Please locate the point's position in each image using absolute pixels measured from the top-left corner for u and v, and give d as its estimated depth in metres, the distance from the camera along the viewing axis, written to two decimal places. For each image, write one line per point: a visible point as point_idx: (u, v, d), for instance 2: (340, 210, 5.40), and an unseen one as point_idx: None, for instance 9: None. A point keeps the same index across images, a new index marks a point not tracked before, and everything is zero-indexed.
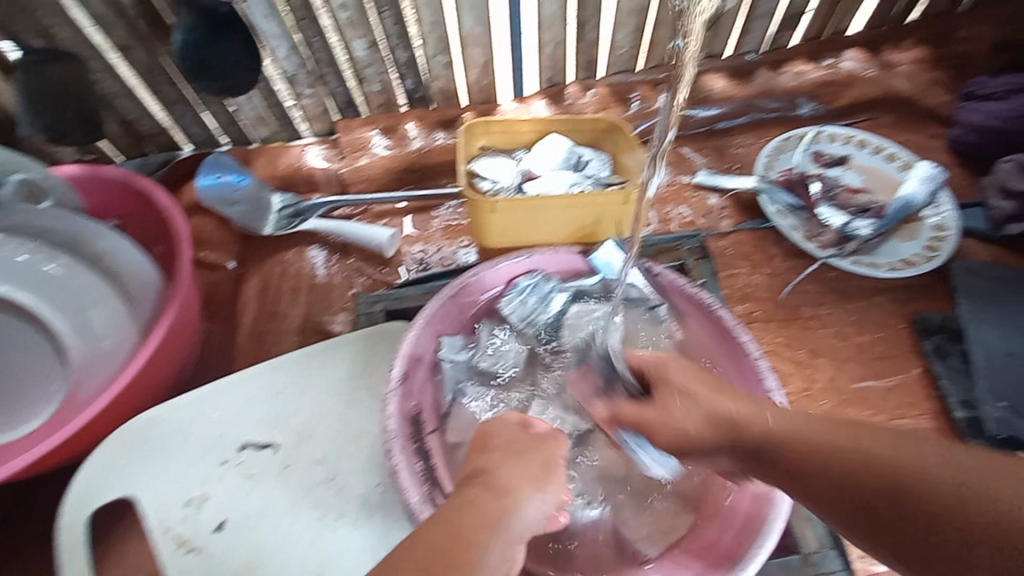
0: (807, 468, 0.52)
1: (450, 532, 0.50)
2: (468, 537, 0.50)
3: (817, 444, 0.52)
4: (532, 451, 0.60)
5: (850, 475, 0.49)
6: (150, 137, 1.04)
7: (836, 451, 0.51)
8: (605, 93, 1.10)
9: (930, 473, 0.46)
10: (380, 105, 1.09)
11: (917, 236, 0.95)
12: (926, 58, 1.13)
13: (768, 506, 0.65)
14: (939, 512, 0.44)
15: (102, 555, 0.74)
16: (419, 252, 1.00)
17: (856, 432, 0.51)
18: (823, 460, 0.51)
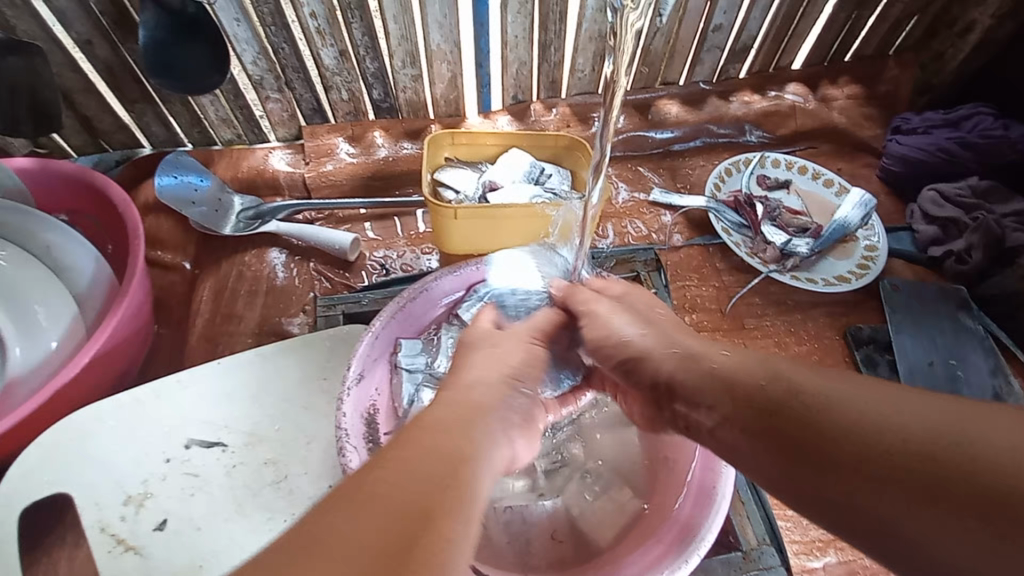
0: (776, 425, 0.49)
1: (430, 450, 0.45)
2: (448, 459, 0.45)
3: (752, 381, 0.52)
4: (480, 379, 0.54)
5: (801, 412, 0.48)
6: (108, 133, 1.03)
7: (782, 391, 0.50)
8: (567, 112, 1.16)
9: (883, 417, 0.44)
10: (348, 113, 1.10)
11: (850, 255, 1.03)
12: (859, 95, 1.23)
13: (704, 513, 0.67)
14: (916, 471, 0.41)
15: (31, 558, 0.71)
16: (382, 257, 1.01)
17: (826, 391, 0.48)
18: (793, 414, 0.48)
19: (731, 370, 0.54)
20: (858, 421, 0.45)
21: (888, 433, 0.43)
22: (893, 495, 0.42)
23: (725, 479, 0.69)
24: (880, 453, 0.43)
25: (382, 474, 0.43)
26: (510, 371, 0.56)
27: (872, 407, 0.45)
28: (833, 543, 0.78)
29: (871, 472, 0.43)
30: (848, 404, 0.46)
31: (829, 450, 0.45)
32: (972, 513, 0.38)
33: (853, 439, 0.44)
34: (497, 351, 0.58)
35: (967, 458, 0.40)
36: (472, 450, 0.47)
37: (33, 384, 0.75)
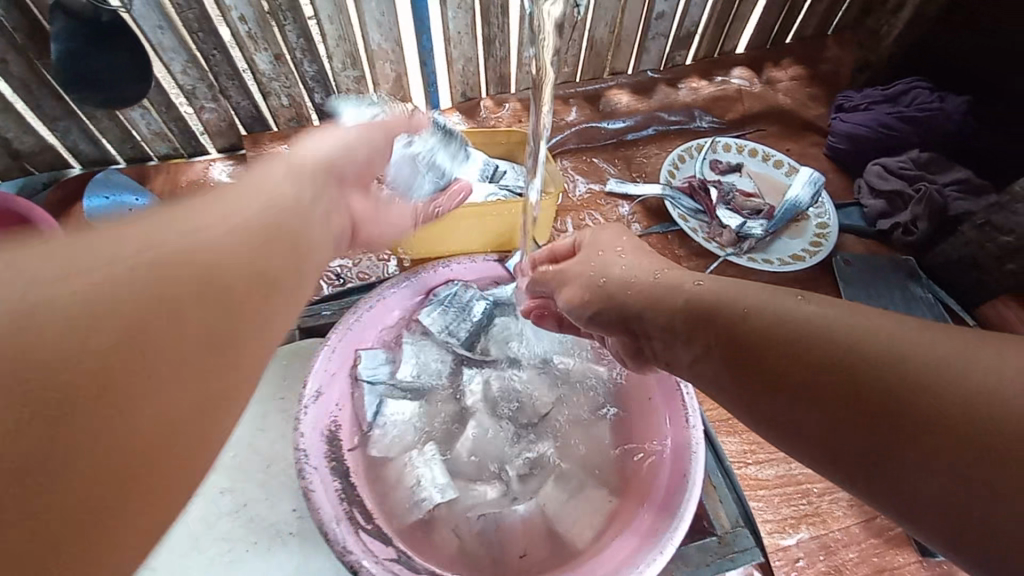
0: (767, 355, 0.48)
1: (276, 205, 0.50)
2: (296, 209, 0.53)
3: (736, 307, 0.51)
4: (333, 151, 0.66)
5: (777, 338, 0.48)
6: (32, 155, 0.96)
7: (778, 320, 0.49)
8: (518, 107, 1.14)
9: (892, 348, 0.42)
10: (291, 120, 1.06)
11: (803, 234, 1.05)
12: (802, 76, 1.26)
13: (678, 495, 0.68)
14: (909, 410, 0.40)
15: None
16: (337, 266, 0.98)
17: (831, 321, 0.46)
18: (789, 342, 0.47)
19: (726, 317, 0.52)
20: (861, 354, 0.43)
21: (892, 366, 0.41)
22: (859, 419, 0.42)
23: (696, 463, 0.70)
24: (847, 377, 0.43)
25: (78, 292, 0.32)
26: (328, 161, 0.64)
27: (852, 332, 0.44)
28: (805, 519, 0.79)
29: (840, 396, 0.43)
30: (827, 328, 0.46)
31: (801, 373, 0.46)
32: (936, 442, 0.38)
33: (822, 363, 0.44)
34: (326, 142, 0.66)
35: (935, 383, 0.39)
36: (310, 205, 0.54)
37: None
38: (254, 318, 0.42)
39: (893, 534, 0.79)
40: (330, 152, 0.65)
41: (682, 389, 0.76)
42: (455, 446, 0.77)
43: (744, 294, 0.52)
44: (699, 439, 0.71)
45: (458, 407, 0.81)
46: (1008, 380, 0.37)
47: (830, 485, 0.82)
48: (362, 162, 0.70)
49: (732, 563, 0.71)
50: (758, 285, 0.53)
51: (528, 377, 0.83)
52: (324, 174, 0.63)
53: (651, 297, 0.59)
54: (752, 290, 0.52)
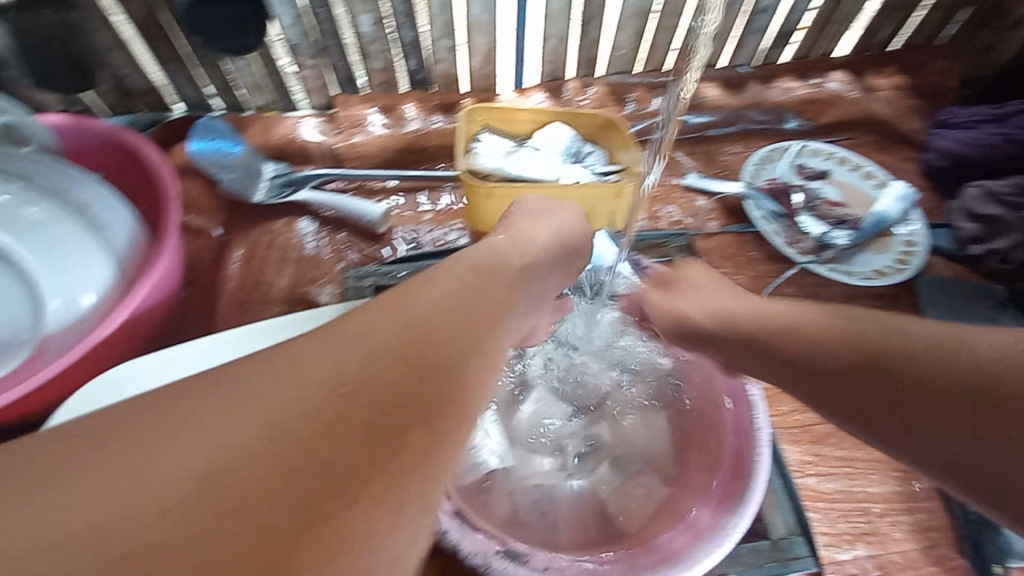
0: (816, 368, 0.58)
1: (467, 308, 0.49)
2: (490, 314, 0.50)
3: (767, 320, 0.64)
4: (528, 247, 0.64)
5: (760, 343, 0.64)
6: (140, 95, 1.02)
7: (829, 335, 0.58)
8: (603, 92, 1.13)
9: (919, 356, 0.52)
10: (382, 84, 1.09)
11: (888, 250, 1.01)
12: (902, 86, 1.20)
13: (743, 489, 0.66)
14: (930, 398, 0.50)
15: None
16: (411, 231, 1.00)
17: (868, 337, 0.56)
18: (836, 353, 0.57)
19: (777, 332, 0.63)
20: (893, 359, 0.54)
21: (916, 370, 0.52)
22: (878, 398, 0.54)
23: (761, 467, 0.66)
24: (865, 370, 0.55)
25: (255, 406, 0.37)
26: (528, 260, 0.62)
27: (870, 335, 0.56)
28: (862, 537, 0.77)
29: (868, 386, 0.54)
30: (873, 341, 0.55)
31: (829, 374, 0.57)
32: (935, 405, 0.50)
33: (809, 359, 0.59)
34: (529, 236, 0.66)
35: (941, 366, 0.51)
36: (495, 282, 0.54)
37: (64, 343, 0.74)
38: (399, 423, 0.39)
39: (955, 564, 0.76)
40: (526, 249, 0.63)
41: (752, 388, 0.71)
42: (514, 421, 0.78)
43: (783, 313, 0.64)
44: (765, 441, 0.68)
45: (523, 380, 0.81)
46: (946, 352, 0.51)
47: (892, 508, 0.79)
48: (547, 246, 0.66)
49: (785, 569, 0.70)
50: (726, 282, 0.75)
51: (589, 359, 0.84)
52: (517, 284, 0.57)
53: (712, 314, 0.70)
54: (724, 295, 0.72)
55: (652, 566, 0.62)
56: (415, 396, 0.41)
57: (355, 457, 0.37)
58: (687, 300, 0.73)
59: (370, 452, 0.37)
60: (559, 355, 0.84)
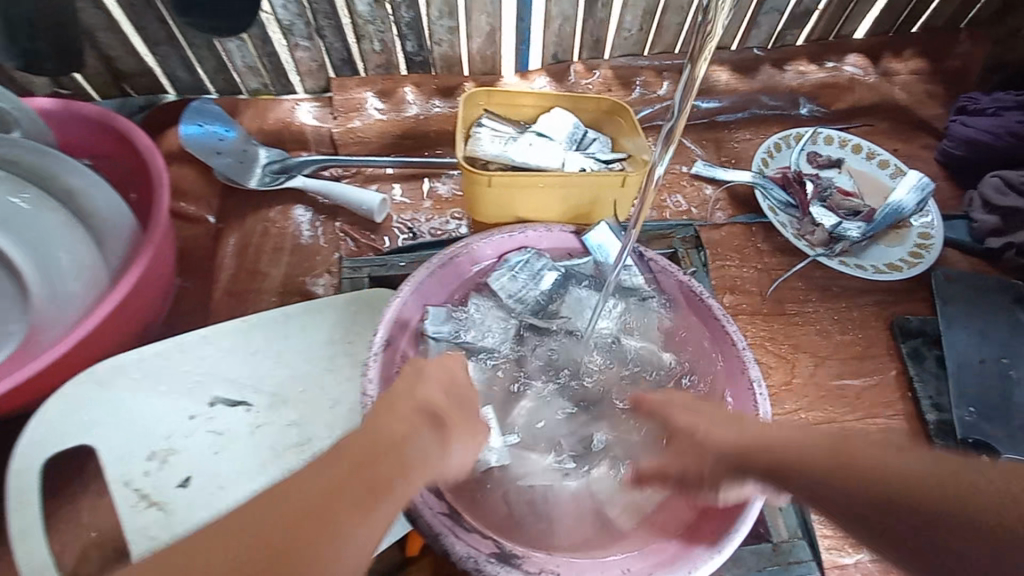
0: (796, 482, 0.50)
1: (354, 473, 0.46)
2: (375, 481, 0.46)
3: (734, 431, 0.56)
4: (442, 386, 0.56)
5: (766, 467, 0.52)
6: (133, 77, 0.99)
7: (808, 445, 0.51)
8: (609, 75, 1.09)
9: (911, 468, 0.44)
10: (379, 66, 1.05)
11: (903, 242, 0.97)
12: (923, 70, 1.15)
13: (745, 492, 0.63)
14: (943, 513, 0.41)
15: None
16: (410, 220, 0.98)
17: (848, 444, 0.49)
18: (807, 471, 0.49)
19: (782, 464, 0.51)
20: (882, 469, 0.45)
21: (911, 481, 0.44)
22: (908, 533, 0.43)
23: None
24: (873, 496, 0.45)
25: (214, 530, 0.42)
26: (432, 410, 0.53)
27: (869, 459, 0.47)
28: None
29: (896, 530, 0.43)
30: (849, 449, 0.48)
31: (843, 503, 0.46)
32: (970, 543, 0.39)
33: (807, 482, 0.49)
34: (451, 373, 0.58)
35: (983, 507, 0.40)
36: (379, 466, 0.47)
37: (55, 334, 0.73)
38: None
39: None
40: (439, 394, 0.55)
41: (756, 388, 0.71)
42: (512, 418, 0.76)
43: (779, 434, 0.54)
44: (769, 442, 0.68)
45: (522, 375, 0.79)
46: (958, 473, 0.42)
47: None
48: (444, 403, 0.54)
49: (786, 574, 0.68)
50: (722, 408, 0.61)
51: (591, 355, 0.81)
52: (421, 436, 0.50)
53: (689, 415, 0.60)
54: (710, 416, 0.60)
55: (650, 570, 0.62)
56: (341, 503, 0.44)
57: (296, 539, 0.41)
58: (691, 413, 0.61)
59: None
60: (559, 349, 0.81)
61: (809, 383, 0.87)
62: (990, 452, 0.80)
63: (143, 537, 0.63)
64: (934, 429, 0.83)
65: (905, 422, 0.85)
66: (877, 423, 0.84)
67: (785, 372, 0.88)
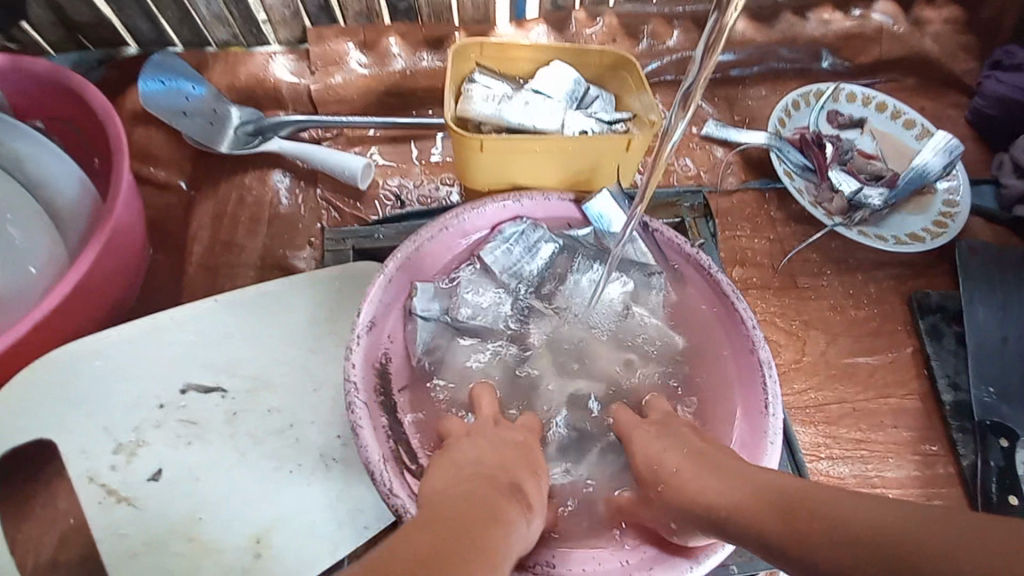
0: (761, 541, 0.46)
1: (469, 519, 0.45)
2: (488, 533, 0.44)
3: (707, 475, 0.52)
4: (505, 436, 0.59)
5: (731, 527, 0.49)
6: (87, 28, 0.89)
7: (777, 496, 0.47)
8: (615, 23, 0.99)
9: (874, 523, 0.40)
10: (360, 14, 0.96)
11: (927, 210, 0.90)
12: (957, 19, 1.05)
13: None
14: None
15: (8, 510, 0.66)
16: (396, 186, 0.91)
17: (820, 494, 0.45)
18: (769, 528, 0.46)
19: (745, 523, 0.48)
20: (848, 526, 0.41)
21: (878, 539, 0.39)
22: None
23: None
24: (828, 555, 0.41)
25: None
26: (502, 466, 0.53)
27: (825, 513, 0.43)
28: None
29: None
30: (824, 501, 0.44)
31: (803, 566, 0.43)
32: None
33: (767, 536, 0.46)
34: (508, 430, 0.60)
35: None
36: (492, 516, 0.46)
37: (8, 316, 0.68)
38: None
39: None
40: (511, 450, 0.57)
41: (766, 371, 0.67)
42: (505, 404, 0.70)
43: (736, 484, 0.50)
44: (777, 429, 0.64)
45: (517, 355, 0.73)
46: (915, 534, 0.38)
47: (907, 496, 0.75)
48: (506, 455, 0.56)
49: None
50: (695, 441, 0.57)
51: (592, 333, 0.75)
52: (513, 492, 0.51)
53: (663, 447, 0.57)
54: (680, 454, 0.56)
55: (650, 563, 0.58)
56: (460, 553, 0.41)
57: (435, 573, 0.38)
58: (660, 443, 0.58)
59: None
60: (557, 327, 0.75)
61: (819, 361, 0.83)
62: (1008, 436, 0.76)
63: (113, 534, 0.60)
64: (949, 410, 0.79)
65: (919, 402, 0.81)
66: (889, 403, 0.80)
67: (794, 350, 0.83)
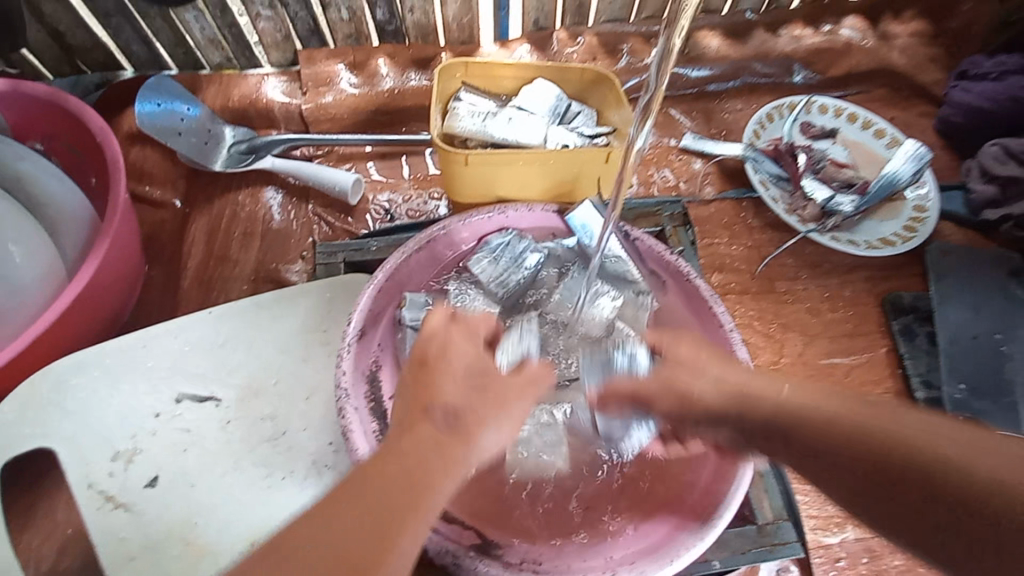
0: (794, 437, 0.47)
1: (405, 466, 0.45)
2: (421, 482, 0.44)
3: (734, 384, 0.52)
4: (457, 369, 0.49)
5: (748, 416, 0.51)
6: (84, 53, 0.93)
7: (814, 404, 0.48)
8: (594, 42, 1.03)
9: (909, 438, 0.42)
10: (349, 37, 0.99)
11: (898, 215, 0.93)
12: (922, 33, 1.10)
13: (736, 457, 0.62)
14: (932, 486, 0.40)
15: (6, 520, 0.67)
16: (386, 201, 0.93)
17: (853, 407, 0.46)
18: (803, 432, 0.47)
19: (788, 421, 0.48)
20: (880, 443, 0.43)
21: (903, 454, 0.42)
22: (897, 505, 0.42)
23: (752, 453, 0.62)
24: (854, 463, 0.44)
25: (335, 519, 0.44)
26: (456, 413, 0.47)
27: (889, 434, 0.43)
28: (852, 520, 0.75)
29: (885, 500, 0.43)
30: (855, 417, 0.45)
31: (824, 463, 0.46)
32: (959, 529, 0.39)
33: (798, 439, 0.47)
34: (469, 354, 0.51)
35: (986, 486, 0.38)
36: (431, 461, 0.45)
37: (10, 330, 0.70)
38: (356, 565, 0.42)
39: None
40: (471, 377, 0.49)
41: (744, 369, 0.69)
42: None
43: (768, 393, 0.51)
44: None
45: None
46: (991, 466, 0.39)
47: None
48: (470, 400, 0.48)
49: (772, 554, 0.67)
50: (703, 372, 0.54)
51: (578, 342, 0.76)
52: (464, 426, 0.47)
53: (700, 374, 0.54)
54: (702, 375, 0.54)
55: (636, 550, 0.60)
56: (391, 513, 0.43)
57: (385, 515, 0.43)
58: (689, 372, 0.54)
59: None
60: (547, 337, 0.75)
61: (797, 362, 0.85)
62: None
63: (111, 539, 0.62)
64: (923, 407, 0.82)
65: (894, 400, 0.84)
66: None
67: (772, 353, 0.86)
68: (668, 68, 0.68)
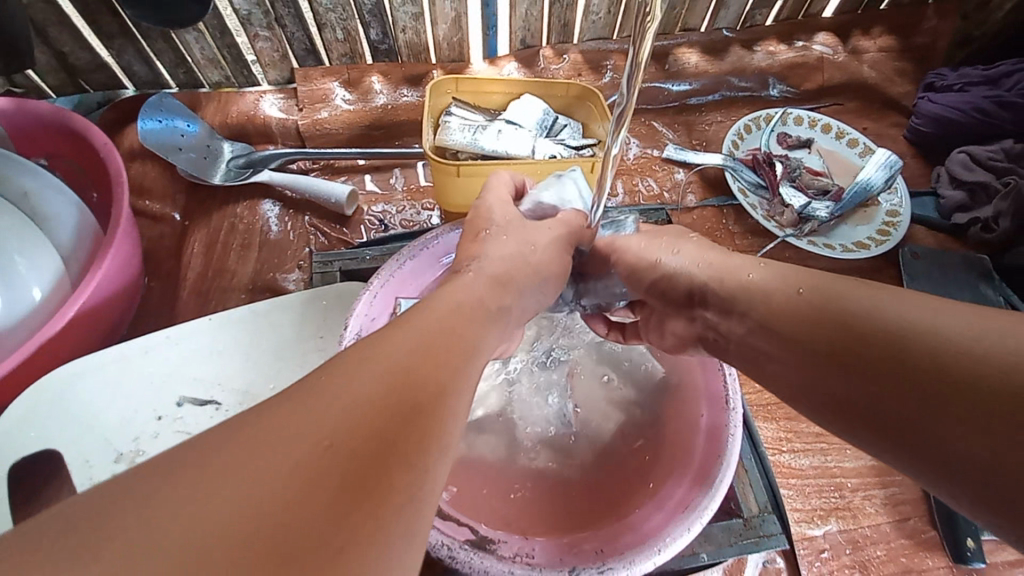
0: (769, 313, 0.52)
1: (435, 329, 0.42)
2: (456, 342, 0.42)
3: (709, 271, 0.58)
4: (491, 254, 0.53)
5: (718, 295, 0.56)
6: (87, 73, 0.96)
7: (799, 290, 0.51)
8: (579, 59, 1.08)
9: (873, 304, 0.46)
10: (344, 56, 1.04)
11: (872, 220, 0.98)
12: (891, 48, 1.16)
13: (721, 445, 0.63)
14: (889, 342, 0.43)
15: None
16: (380, 212, 0.97)
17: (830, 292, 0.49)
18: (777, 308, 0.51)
19: (754, 298, 0.53)
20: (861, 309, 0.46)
21: (873, 315, 0.45)
22: (860, 384, 0.44)
23: (734, 446, 0.62)
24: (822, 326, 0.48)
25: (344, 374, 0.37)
26: (485, 293, 0.49)
27: (858, 310, 0.46)
28: (834, 512, 0.78)
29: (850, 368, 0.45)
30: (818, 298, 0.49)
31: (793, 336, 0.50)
32: (911, 393, 0.41)
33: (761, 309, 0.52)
34: (498, 243, 0.56)
35: (933, 346, 0.41)
36: (463, 322, 0.44)
37: (14, 339, 0.72)
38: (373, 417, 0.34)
39: (927, 537, 0.78)
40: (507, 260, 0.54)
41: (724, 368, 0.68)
42: (482, 439, 0.70)
43: (757, 277, 0.54)
44: (738, 421, 0.64)
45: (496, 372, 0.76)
46: (955, 335, 0.41)
47: (865, 483, 0.80)
48: (488, 288, 0.50)
49: (757, 546, 0.69)
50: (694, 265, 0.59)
51: (578, 354, 0.78)
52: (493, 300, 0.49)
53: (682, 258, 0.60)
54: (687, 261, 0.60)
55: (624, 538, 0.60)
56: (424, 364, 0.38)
57: (419, 365, 0.38)
58: (679, 263, 0.61)
59: (375, 452, 0.33)
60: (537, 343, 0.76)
61: None
62: None
63: None
64: None
65: None
66: None
67: None
68: (637, 82, 0.72)
